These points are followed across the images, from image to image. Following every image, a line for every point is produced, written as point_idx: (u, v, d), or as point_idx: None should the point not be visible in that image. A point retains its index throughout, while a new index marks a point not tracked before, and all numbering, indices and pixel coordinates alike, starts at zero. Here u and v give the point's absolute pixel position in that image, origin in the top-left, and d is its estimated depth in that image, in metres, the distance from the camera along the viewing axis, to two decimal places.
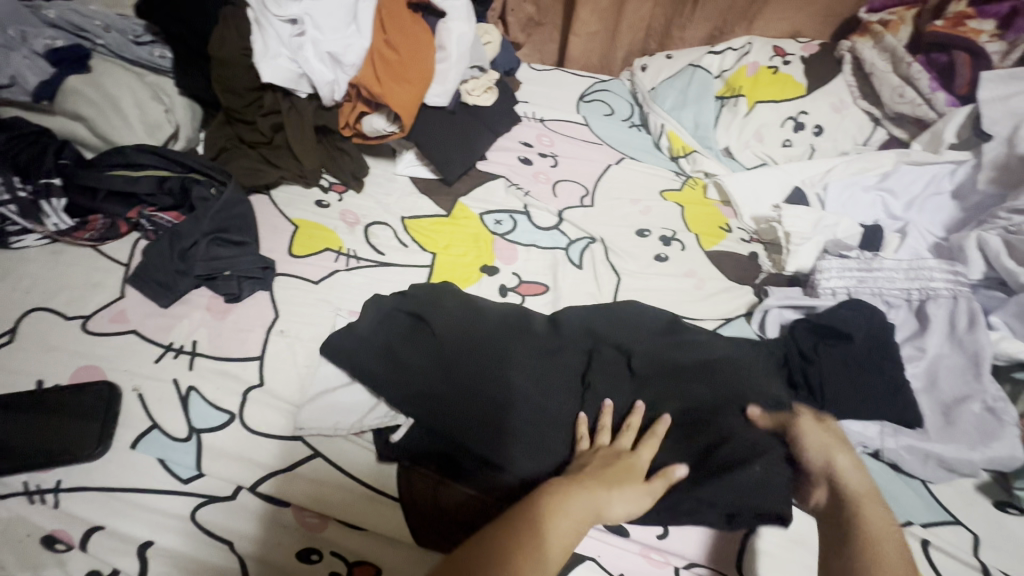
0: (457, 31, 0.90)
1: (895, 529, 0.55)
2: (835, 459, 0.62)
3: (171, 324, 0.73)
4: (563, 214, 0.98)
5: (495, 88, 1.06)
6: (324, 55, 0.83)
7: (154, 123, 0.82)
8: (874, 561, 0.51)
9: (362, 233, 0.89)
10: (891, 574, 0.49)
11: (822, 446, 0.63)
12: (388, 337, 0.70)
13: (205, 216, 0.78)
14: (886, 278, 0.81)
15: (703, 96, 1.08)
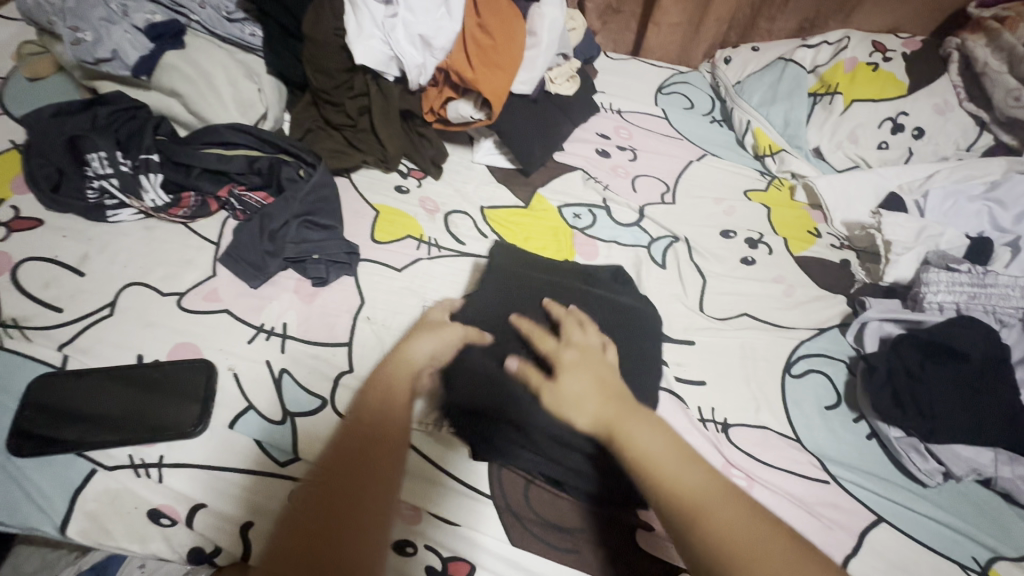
0: (551, 17, 0.87)
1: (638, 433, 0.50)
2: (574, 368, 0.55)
3: (262, 306, 0.73)
4: (643, 210, 0.95)
5: (577, 77, 1.03)
6: (417, 38, 0.81)
7: (247, 102, 0.82)
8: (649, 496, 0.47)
9: (443, 222, 0.88)
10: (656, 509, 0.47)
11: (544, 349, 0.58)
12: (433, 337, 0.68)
13: (295, 199, 0.78)
14: (1000, 295, 0.76)
15: (795, 92, 1.03)
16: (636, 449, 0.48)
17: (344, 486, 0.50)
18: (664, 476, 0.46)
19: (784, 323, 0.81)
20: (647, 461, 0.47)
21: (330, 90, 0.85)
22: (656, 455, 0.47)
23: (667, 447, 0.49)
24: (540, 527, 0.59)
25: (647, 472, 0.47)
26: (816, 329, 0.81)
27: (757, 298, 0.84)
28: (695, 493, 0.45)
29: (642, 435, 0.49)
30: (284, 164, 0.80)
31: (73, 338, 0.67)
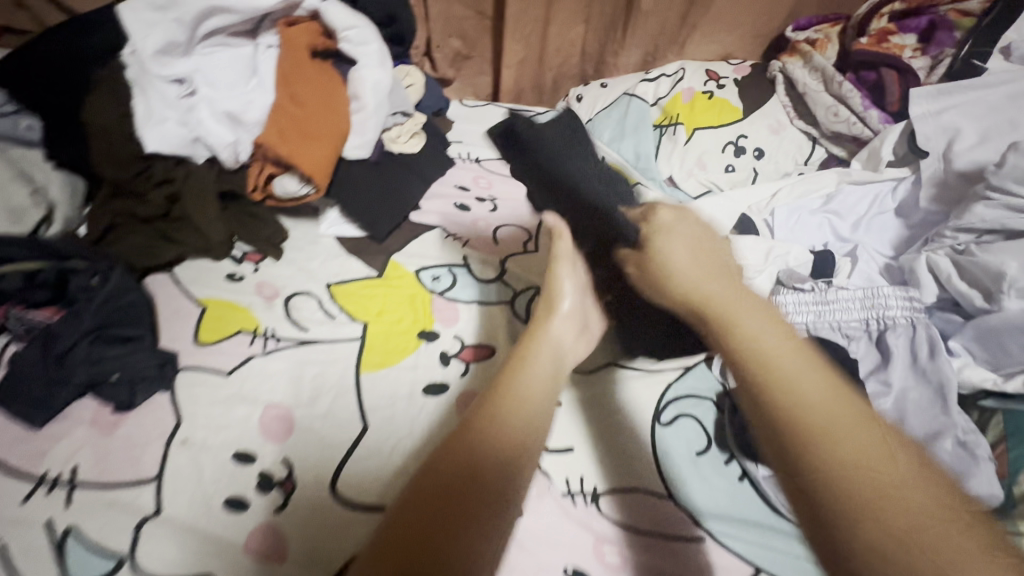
0: (372, 78, 0.81)
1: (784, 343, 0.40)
2: (672, 258, 0.50)
3: (45, 450, 0.62)
4: (505, 263, 0.91)
5: (423, 132, 0.99)
6: (222, 116, 0.75)
7: (20, 208, 0.72)
8: (777, 396, 0.37)
9: (282, 307, 0.80)
10: (805, 395, 0.36)
11: (683, 250, 0.50)
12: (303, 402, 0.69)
13: (87, 311, 0.67)
14: (842, 309, 0.77)
15: (641, 125, 1.03)
16: (737, 336, 0.41)
17: (485, 485, 0.42)
18: (786, 391, 0.37)
19: (651, 367, 0.78)
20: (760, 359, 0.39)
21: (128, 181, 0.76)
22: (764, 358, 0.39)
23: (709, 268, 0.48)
24: None
25: (770, 381, 0.38)
26: (683, 368, 0.78)
27: (623, 344, 0.80)
28: (803, 415, 0.36)
29: (689, 279, 0.47)
30: (75, 275, 0.70)
31: None
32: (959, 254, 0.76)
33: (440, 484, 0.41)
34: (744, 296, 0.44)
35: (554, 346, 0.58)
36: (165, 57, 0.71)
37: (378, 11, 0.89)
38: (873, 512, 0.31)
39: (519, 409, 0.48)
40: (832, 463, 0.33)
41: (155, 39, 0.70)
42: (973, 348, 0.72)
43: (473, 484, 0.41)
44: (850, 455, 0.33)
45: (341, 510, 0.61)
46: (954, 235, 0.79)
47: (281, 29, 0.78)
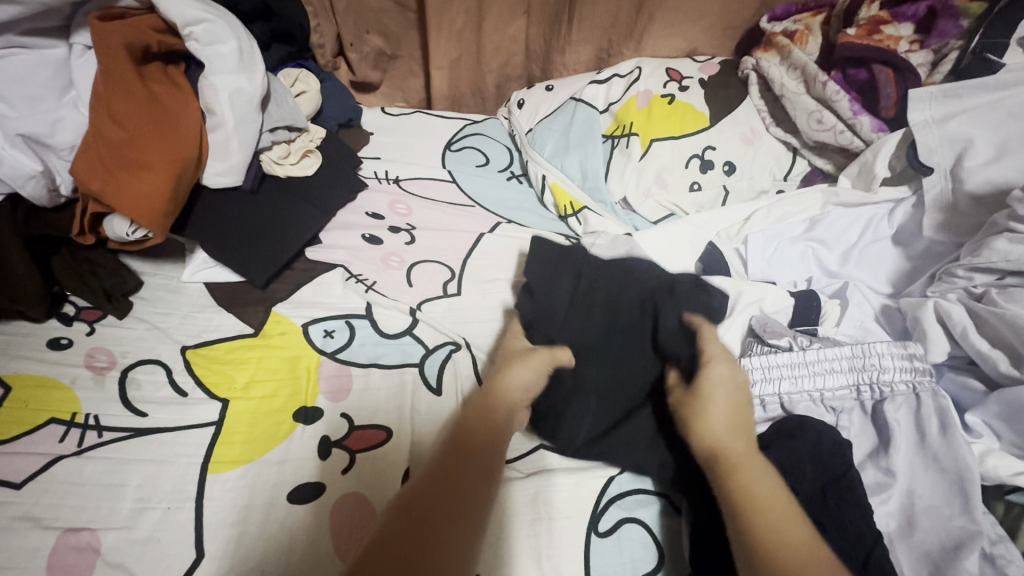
0: (227, 87, 0.65)
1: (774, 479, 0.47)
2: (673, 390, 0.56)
3: None
4: (417, 310, 0.74)
5: (320, 150, 0.83)
6: (15, 137, 0.57)
7: None
8: (755, 520, 0.43)
9: (116, 382, 0.62)
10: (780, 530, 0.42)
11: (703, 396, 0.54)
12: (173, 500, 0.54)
13: None
14: (824, 374, 0.61)
15: (587, 138, 0.86)
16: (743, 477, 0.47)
17: (474, 475, 0.45)
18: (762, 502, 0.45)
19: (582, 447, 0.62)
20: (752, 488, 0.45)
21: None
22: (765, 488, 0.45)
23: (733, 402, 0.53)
24: None
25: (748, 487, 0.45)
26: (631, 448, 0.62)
27: None
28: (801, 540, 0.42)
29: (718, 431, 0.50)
30: None
31: None
32: (974, 302, 0.61)
33: (440, 491, 0.42)
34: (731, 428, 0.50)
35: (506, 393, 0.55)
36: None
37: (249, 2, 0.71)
38: (788, 556, 0.41)
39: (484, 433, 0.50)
40: (760, 515, 0.43)
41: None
42: (998, 427, 0.57)
43: (440, 511, 0.41)
44: (798, 543, 0.42)
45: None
46: (968, 274, 0.63)
47: (98, 21, 0.59)
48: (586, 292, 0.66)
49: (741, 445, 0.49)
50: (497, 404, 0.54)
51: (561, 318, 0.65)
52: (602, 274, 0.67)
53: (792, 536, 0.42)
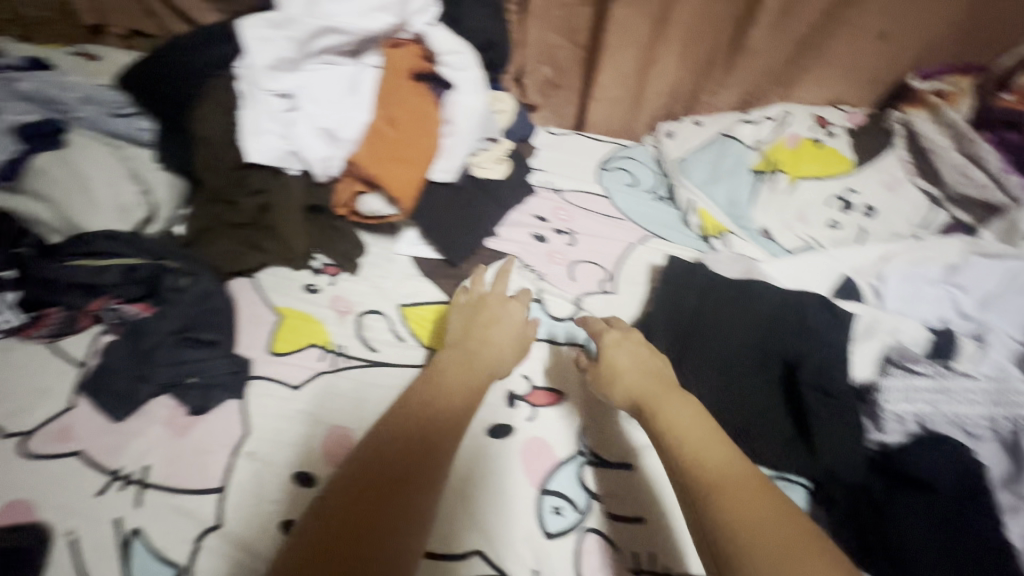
0: (466, 104, 0.81)
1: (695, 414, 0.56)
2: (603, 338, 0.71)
3: (122, 445, 0.63)
4: (581, 301, 0.88)
5: (508, 158, 0.97)
6: (319, 131, 0.76)
7: (126, 206, 0.73)
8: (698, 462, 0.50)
9: (354, 324, 0.79)
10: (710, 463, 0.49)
11: (634, 356, 0.67)
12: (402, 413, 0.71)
13: (175, 313, 0.69)
14: (964, 402, 0.68)
15: (737, 171, 0.97)
16: (658, 417, 0.56)
17: (415, 454, 0.52)
18: (674, 439, 0.53)
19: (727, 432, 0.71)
20: (667, 421, 0.55)
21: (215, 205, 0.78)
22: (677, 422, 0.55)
23: (685, 408, 0.57)
24: None
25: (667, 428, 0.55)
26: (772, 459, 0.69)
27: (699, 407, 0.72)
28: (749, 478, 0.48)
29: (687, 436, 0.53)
30: (168, 273, 0.72)
31: None
32: None
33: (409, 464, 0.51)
34: (637, 381, 0.63)
35: (483, 361, 0.67)
36: (276, 73, 0.74)
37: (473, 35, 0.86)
38: (702, 478, 0.48)
39: (440, 414, 0.58)
40: (716, 488, 0.47)
41: (270, 55, 0.73)
42: None
43: (392, 479, 0.50)
44: (720, 473, 0.48)
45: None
46: None
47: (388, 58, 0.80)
48: (725, 305, 0.77)
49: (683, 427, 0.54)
50: (477, 384, 0.65)
51: (702, 325, 0.77)
52: (730, 293, 0.78)
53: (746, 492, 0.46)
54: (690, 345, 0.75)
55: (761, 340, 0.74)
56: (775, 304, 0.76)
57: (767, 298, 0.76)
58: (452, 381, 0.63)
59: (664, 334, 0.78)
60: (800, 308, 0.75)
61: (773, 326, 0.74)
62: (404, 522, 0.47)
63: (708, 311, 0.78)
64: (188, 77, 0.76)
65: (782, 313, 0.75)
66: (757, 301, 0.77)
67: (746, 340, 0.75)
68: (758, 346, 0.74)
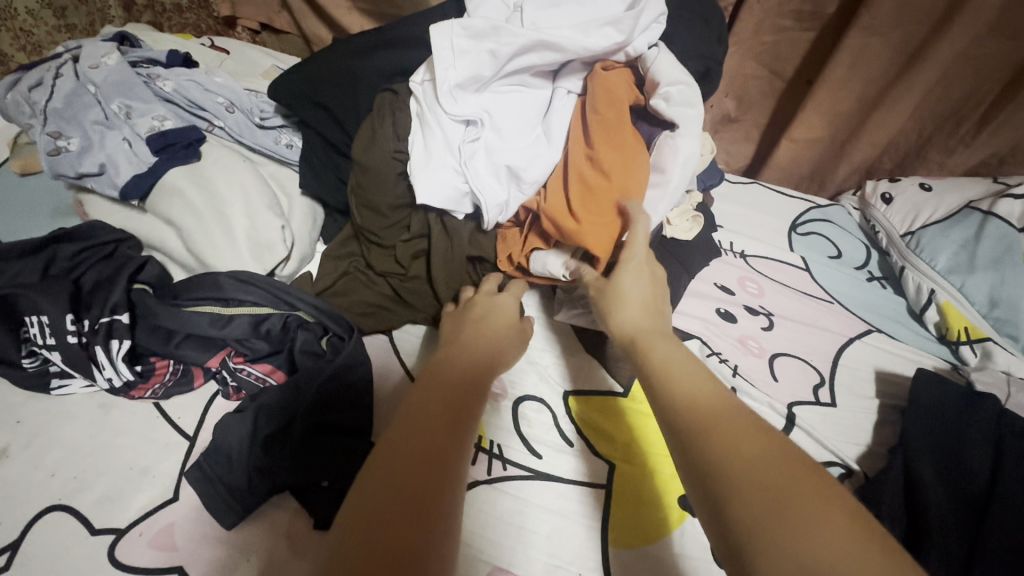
0: (686, 150, 0.58)
1: (716, 384, 0.38)
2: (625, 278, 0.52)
3: (235, 562, 0.48)
4: (793, 413, 0.67)
5: (699, 216, 0.79)
6: (501, 169, 0.58)
7: (264, 242, 0.59)
8: (709, 441, 0.33)
9: (511, 414, 0.62)
10: (736, 444, 0.32)
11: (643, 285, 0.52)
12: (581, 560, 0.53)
13: (310, 385, 0.54)
14: None
15: (1004, 260, 0.74)
16: (670, 382, 0.39)
17: (432, 454, 0.34)
18: (689, 398, 0.36)
19: None
20: (685, 393, 0.37)
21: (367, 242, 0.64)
22: (698, 390, 0.37)
23: (691, 365, 0.40)
24: None
25: (683, 403, 0.36)
26: None
27: None
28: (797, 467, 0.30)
29: (692, 390, 0.37)
30: (302, 329, 0.57)
31: None
32: None
33: (407, 434, 0.34)
34: (661, 339, 0.44)
35: (495, 351, 0.50)
36: (463, 94, 0.58)
37: (692, 60, 0.68)
38: (734, 464, 0.31)
39: (446, 385, 0.41)
40: (747, 478, 0.29)
41: (462, 71, 0.57)
42: None
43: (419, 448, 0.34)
44: (750, 460, 0.30)
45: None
46: None
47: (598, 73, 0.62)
48: None
49: (688, 388, 0.37)
50: (482, 358, 0.47)
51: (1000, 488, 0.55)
52: None
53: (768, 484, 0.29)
54: (987, 517, 0.53)
55: None
56: None
57: None
58: (463, 353, 0.47)
59: (934, 488, 0.56)
60: None
61: None
62: (422, 530, 0.29)
63: (1011, 469, 0.55)
64: (357, 89, 0.63)
65: None
66: None
67: None
68: None
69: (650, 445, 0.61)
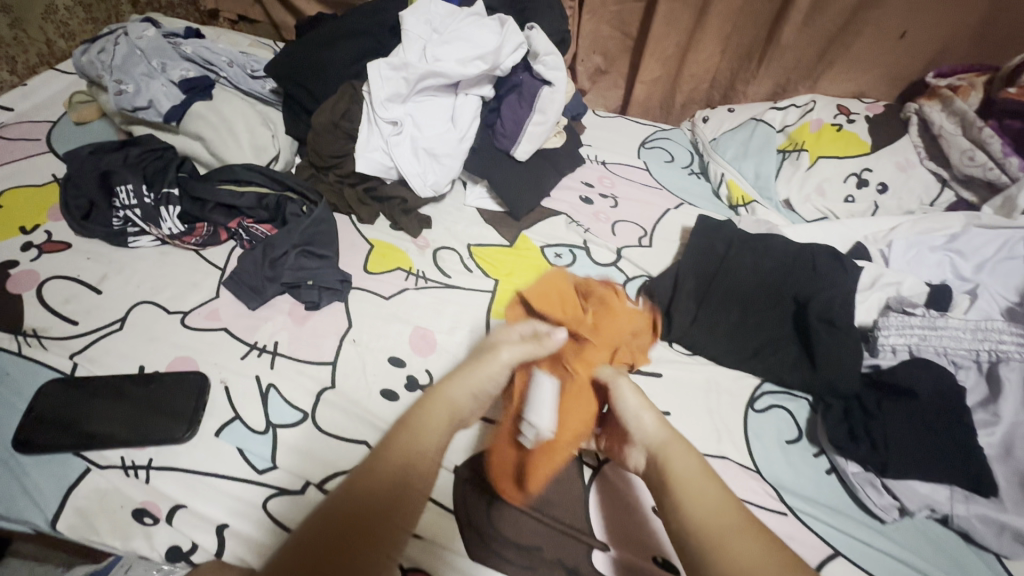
0: (558, 98, 0.97)
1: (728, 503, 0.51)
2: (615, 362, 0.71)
3: (257, 325, 0.79)
4: (621, 252, 1.00)
5: (564, 133, 1.13)
6: (421, 153, 0.93)
7: (261, 145, 0.92)
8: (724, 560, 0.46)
9: (431, 256, 0.94)
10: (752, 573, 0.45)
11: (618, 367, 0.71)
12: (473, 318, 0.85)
13: (296, 230, 0.86)
14: (952, 338, 0.79)
15: (766, 148, 1.11)
16: (683, 506, 0.51)
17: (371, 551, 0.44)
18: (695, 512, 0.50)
19: (743, 359, 0.83)
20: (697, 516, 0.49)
21: (326, 155, 0.95)
22: (710, 509, 0.50)
23: (696, 480, 0.53)
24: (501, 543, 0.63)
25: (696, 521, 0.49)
26: (783, 387, 0.82)
27: (720, 333, 0.84)
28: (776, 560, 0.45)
29: (679, 465, 0.54)
30: (290, 201, 0.89)
31: (83, 348, 0.74)
32: None
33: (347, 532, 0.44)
34: (675, 453, 0.55)
35: (446, 398, 0.57)
36: (390, 103, 0.91)
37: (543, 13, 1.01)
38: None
39: (396, 476, 0.49)
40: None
41: (386, 91, 0.90)
42: None
43: (358, 525, 0.45)
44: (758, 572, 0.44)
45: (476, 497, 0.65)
46: None
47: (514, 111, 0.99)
48: (746, 249, 0.90)
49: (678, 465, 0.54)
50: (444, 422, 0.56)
51: (726, 262, 0.89)
52: (750, 241, 0.91)
53: (733, 534, 0.47)
54: (714, 280, 0.87)
55: (774, 278, 0.86)
56: (786, 252, 0.89)
57: (781, 248, 0.89)
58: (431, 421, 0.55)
59: (689, 267, 0.90)
60: (809, 255, 0.88)
61: (785, 267, 0.87)
62: None
63: (735, 253, 0.90)
64: (314, 48, 0.94)
65: (792, 259, 0.88)
66: (773, 250, 0.89)
67: (764, 277, 0.86)
68: (776, 284, 0.86)
69: (518, 270, 0.93)
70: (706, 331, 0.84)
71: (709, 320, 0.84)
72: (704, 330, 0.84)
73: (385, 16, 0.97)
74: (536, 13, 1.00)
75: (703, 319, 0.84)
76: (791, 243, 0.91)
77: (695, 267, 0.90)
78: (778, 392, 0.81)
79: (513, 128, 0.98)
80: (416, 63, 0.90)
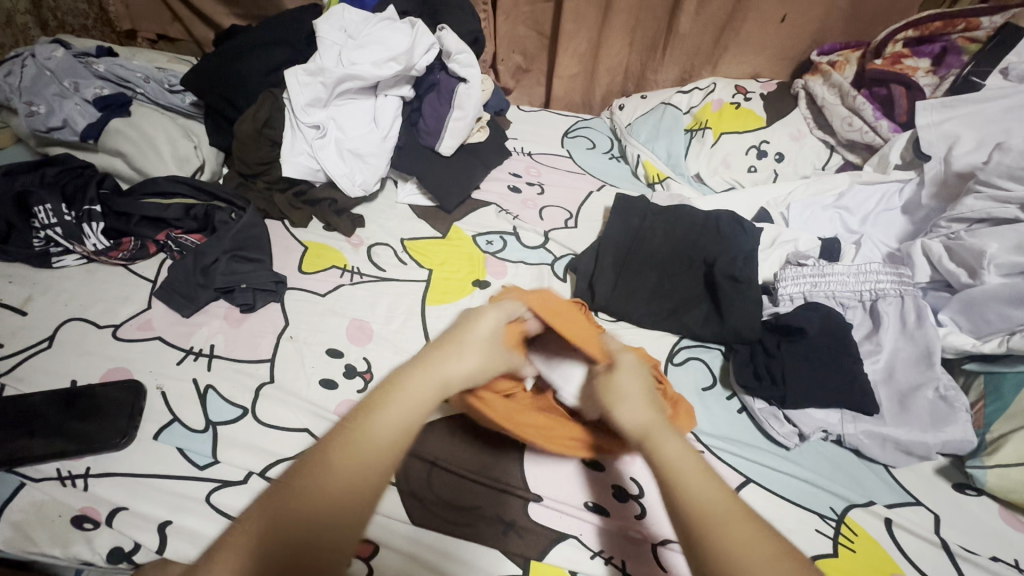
0: (472, 93, 1.02)
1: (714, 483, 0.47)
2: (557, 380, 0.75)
3: (192, 331, 0.81)
4: (548, 234, 1.06)
5: (487, 128, 1.18)
6: (346, 154, 0.96)
7: (184, 157, 0.94)
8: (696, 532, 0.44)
9: (365, 252, 0.96)
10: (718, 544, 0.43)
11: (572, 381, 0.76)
12: (408, 305, 0.88)
13: (226, 236, 0.88)
14: (838, 282, 0.88)
15: (674, 129, 1.20)
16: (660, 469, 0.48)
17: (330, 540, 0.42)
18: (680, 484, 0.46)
19: (660, 321, 0.90)
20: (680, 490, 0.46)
21: (252, 163, 0.97)
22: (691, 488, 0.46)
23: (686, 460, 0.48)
24: (440, 507, 0.67)
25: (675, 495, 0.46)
26: (699, 342, 0.89)
27: (639, 298, 0.90)
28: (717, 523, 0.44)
29: (634, 414, 0.53)
30: (219, 209, 0.91)
31: (10, 369, 0.73)
32: (951, 240, 0.87)
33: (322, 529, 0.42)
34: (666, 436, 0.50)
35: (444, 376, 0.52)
36: (311, 108, 0.95)
37: (453, 13, 1.07)
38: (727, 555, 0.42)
39: (367, 457, 0.45)
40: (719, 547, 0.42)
41: (306, 96, 0.94)
42: (959, 320, 0.82)
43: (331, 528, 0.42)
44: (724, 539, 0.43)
45: (415, 463, 0.70)
46: (949, 224, 0.89)
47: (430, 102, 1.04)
48: (659, 219, 0.98)
49: (630, 407, 0.53)
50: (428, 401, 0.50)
51: (641, 233, 0.96)
52: (661, 213, 0.99)
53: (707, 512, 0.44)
54: (633, 251, 0.94)
55: (684, 243, 0.94)
56: (692, 219, 0.97)
57: (688, 216, 0.97)
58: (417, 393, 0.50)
59: (608, 240, 0.96)
60: (713, 220, 0.96)
61: (693, 233, 0.95)
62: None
63: (648, 224, 0.97)
64: (230, 59, 0.97)
65: (698, 225, 0.96)
66: (682, 218, 0.97)
67: (674, 243, 0.94)
68: (686, 248, 0.93)
69: (451, 259, 0.97)
70: (626, 297, 0.90)
71: (627, 286, 0.91)
72: (625, 296, 0.91)
73: (300, 25, 1.01)
74: (447, 15, 1.06)
75: (623, 288, 0.91)
76: (696, 211, 0.99)
77: (615, 239, 0.96)
78: (693, 346, 0.89)
79: (435, 125, 1.03)
80: (333, 67, 0.94)
